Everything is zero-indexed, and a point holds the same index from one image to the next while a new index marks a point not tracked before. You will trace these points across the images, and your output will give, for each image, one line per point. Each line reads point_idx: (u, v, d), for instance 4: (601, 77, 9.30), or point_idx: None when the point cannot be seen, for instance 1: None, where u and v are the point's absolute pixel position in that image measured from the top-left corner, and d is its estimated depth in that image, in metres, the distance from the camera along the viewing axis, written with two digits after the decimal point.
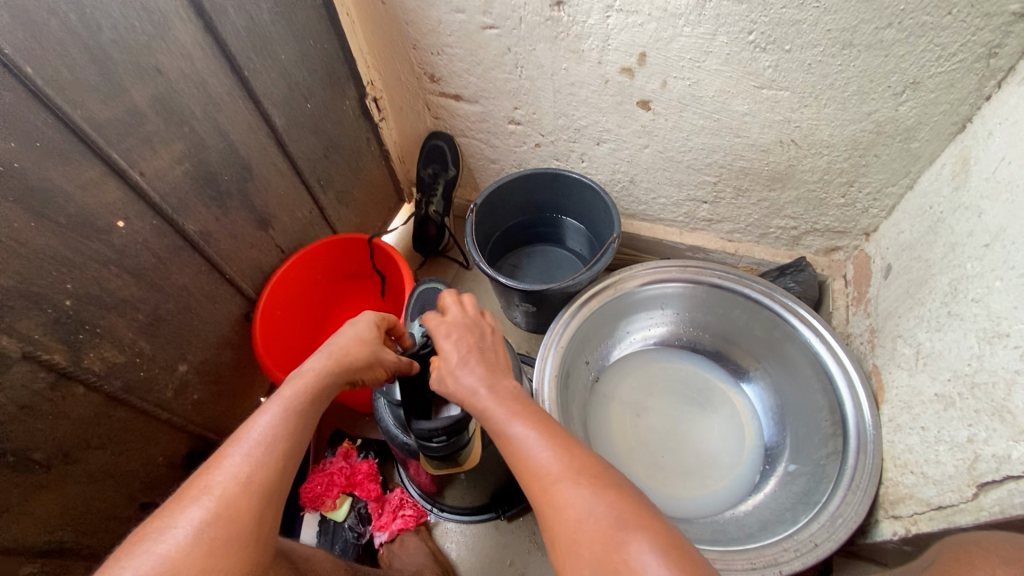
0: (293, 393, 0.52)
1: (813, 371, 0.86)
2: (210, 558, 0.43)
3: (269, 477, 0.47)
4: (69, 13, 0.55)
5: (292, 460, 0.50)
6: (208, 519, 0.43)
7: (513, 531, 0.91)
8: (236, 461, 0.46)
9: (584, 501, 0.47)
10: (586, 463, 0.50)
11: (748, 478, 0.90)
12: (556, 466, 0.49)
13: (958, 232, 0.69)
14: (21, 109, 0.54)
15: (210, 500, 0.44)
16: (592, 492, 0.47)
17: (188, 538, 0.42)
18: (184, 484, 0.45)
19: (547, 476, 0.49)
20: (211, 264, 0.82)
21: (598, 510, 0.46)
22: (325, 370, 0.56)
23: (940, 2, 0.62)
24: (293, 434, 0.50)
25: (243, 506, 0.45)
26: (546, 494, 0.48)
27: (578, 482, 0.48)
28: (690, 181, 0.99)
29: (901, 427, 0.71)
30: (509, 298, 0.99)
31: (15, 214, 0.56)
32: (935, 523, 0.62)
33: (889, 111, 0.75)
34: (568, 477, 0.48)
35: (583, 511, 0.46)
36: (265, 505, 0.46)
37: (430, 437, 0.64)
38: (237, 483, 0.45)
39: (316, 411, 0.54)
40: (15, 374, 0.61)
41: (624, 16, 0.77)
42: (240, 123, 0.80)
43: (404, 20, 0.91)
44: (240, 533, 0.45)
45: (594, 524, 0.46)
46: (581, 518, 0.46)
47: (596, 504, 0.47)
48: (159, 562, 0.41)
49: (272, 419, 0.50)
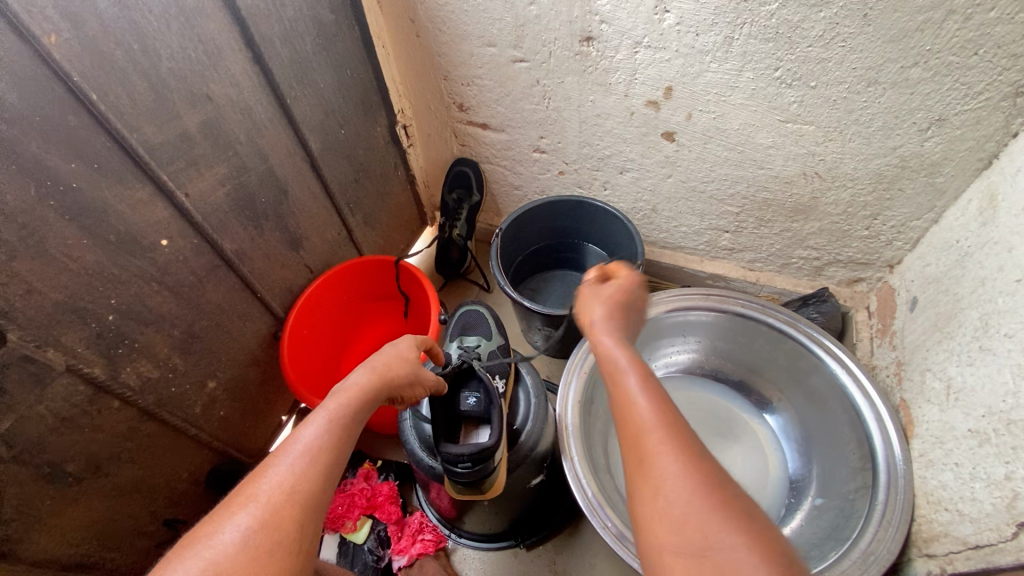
0: (339, 405, 0.54)
1: (839, 403, 0.85)
2: (255, 564, 0.41)
3: (313, 485, 0.47)
4: (132, 44, 0.59)
5: (334, 470, 0.49)
6: (253, 526, 0.43)
7: (532, 559, 0.90)
8: (283, 467, 0.47)
9: (680, 480, 0.37)
10: (694, 444, 0.40)
11: (773, 511, 0.88)
12: (657, 428, 0.40)
13: (987, 267, 0.69)
14: (84, 132, 0.57)
15: (255, 506, 0.44)
16: (691, 466, 0.38)
17: (234, 543, 0.42)
18: (232, 490, 0.46)
19: (641, 431, 0.41)
20: (244, 282, 0.84)
21: (697, 493, 0.36)
22: (369, 382, 0.57)
23: (967, 43, 0.64)
24: (335, 443, 0.51)
25: (286, 514, 0.44)
26: (634, 451, 0.41)
27: (680, 459, 0.38)
28: (712, 211, 1.00)
29: (934, 463, 0.70)
30: (531, 322, 1.00)
31: (69, 232, 0.58)
32: (972, 563, 0.60)
33: (914, 146, 0.76)
34: (667, 443, 0.39)
35: (674, 488, 0.37)
36: (311, 511, 0.46)
37: (454, 461, 0.65)
38: (282, 492, 0.45)
39: (360, 420, 0.55)
40: (57, 387, 0.62)
41: (652, 52, 0.80)
42: (280, 148, 0.83)
43: (437, 52, 0.95)
44: (284, 542, 0.44)
45: (685, 502, 0.36)
46: (669, 489, 0.37)
47: (696, 491, 0.36)
48: (205, 566, 0.40)
49: (317, 429, 0.51)
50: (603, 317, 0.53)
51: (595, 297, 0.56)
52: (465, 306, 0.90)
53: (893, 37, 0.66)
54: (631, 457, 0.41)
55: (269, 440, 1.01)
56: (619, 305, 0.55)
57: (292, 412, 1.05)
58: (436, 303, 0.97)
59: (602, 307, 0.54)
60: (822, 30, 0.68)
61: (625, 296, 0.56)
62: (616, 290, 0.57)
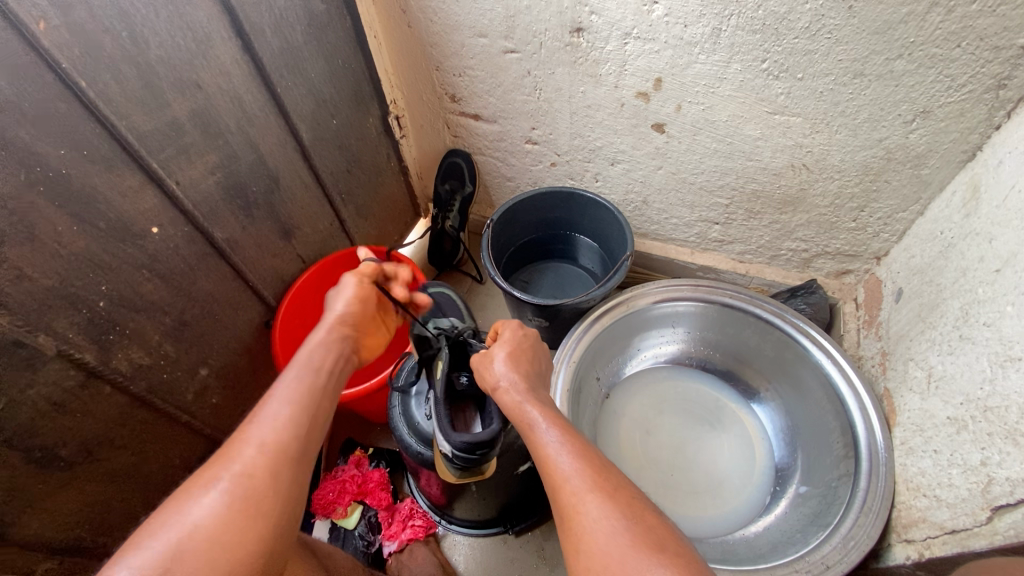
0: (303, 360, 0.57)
1: (824, 392, 0.86)
2: (234, 513, 0.45)
3: (292, 447, 0.50)
4: (121, 32, 0.59)
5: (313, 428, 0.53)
6: (242, 490, 0.46)
7: (521, 545, 0.91)
8: (263, 435, 0.49)
9: (606, 519, 0.46)
10: (612, 483, 0.49)
11: (758, 498, 0.89)
12: (579, 477, 0.50)
13: (968, 257, 0.70)
14: (73, 119, 0.58)
15: (234, 470, 0.47)
16: (612, 509, 0.47)
17: (217, 510, 0.45)
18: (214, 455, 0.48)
19: (565, 484, 0.49)
20: (236, 271, 0.85)
21: (620, 529, 0.46)
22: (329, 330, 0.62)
23: (950, 35, 0.64)
24: (309, 404, 0.53)
25: (262, 466, 0.48)
26: (564, 504, 0.49)
27: (602, 502, 0.48)
28: (702, 203, 1.01)
29: (914, 450, 0.71)
30: (522, 312, 1.00)
31: (58, 217, 0.59)
32: (949, 547, 0.61)
33: (900, 138, 0.77)
34: (591, 489, 0.48)
35: (602, 528, 0.46)
36: (289, 453, 0.49)
37: (466, 451, 0.63)
38: (257, 447, 0.48)
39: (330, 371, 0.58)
40: (48, 371, 0.63)
41: (642, 43, 0.81)
42: (271, 137, 0.83)
43: (428, 43, 0.95)
44: (263, 498, 0.47)
45: (611, 541, 0.45)
46: (596, 530, 0.46)
47: (619, 527, 0.46)
48: (192, 523, 0.44)
49: (291, 395, 0.53)
50: (507, 379, 0.61)
51: (489, 362, 0.63)
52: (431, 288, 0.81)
53: (879, 28, 0.67)
54: (562, 509, 0.49)
55: None
56: (518, 355, 0.65)
57: None
58: None
59: (502, 364, 0.62)
60: (808, 22, 0.69)
61: (517, 347, 0.65)
62: (509, 350, 0.64)
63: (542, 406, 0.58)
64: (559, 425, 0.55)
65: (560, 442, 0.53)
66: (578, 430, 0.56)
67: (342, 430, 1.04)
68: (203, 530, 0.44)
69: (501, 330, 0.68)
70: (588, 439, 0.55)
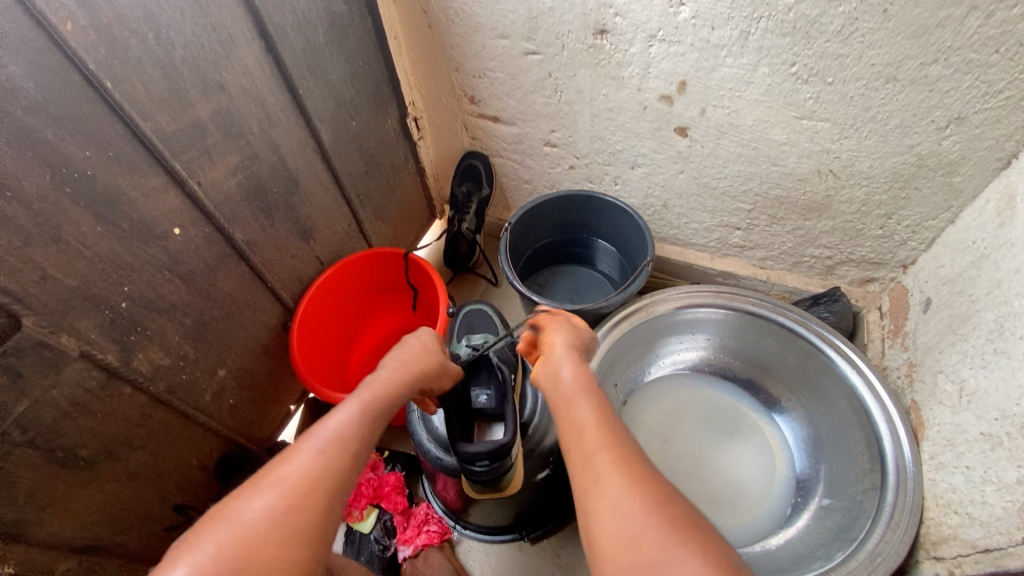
0: (371, 396, 0.55)
1: (849, 403, 0.84)
2: (277, 537, 0.43)
3: (338, 474, 0.48)
4: (147, 32, 0.59)
5: (360, 457, 0.50)
6: (279, 513, 0.44)
7: (537, 553, 0.90)
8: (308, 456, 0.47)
9: (631, 503, 0.40)
10: (643, 465, 0.43)
11: (779, 510, 0.88)
12: (608, 451, 0.44)
13: (1003, 268, 0.68)
14: (99, 119, 0.58)
15: (281, 488, 0.45)
16: (639, 492, 0.41)
17: (262, 521, 0.43)
18: (264, 469, 0.47)
19: (595, 455, 0.44)
20: (255, 272, 0.85)
21: (641, 512, 0.39)
22: (399, 370, 0.60)
23: (988, 40, 0.62)
24: (363, 436, 0.51)
25: (310, 493, 0.45)
26: (589, 476, 0.43)
27: (630, 483, 0.41)
28: (723, 208, 0.99)
29: (944, 466, 0.70)
30: (539, 317, 0.99)
31: (83, 218, 0.59)
32: (981, 566, 0.60)
33: (932, 145, 0.75)
34: (619, 465, 0.43)
35: (626, 513, 0.40)
36: (340, 481, 0.47)
37: (472, 461, 0.64)
38: (306, 472, 0.46)
39: (390, 411, 0.57)
40: (71, 371, 0.63)
41: (666, 46, 0.79)
42: (292, 139, 0.83)
43: (448, 44, 0.95)
44: (303, 525, 0.44)
45: (636, 526, 0.39)
46: (622, 513, 0.40)
47: (643, 513, 0.39)
48: (232, 536, 0.42)
49: (351, 415, 0.52)
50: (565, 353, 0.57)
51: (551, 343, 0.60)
52: (468, 307, 0.89)
53: (913, 33, 0.65)
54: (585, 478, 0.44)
55: (278, 429, 1.02)
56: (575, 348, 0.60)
57: (300, 402, 1.06)
58: (445, 296, 0.96)
59: (563, 338, 0.59)
60: (840, 25, 0.67)
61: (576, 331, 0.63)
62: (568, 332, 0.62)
63: (583, 380, 0.53)
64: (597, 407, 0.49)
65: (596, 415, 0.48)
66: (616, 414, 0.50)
67: None
68: (242, 548, 0.42)
69: (553, 322, 0.64)
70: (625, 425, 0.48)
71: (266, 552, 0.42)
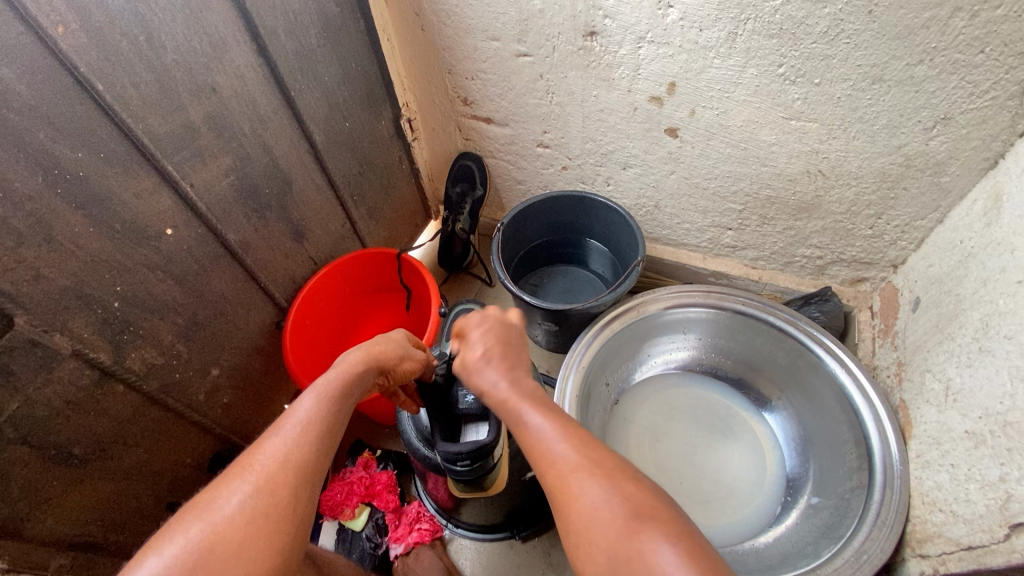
0: (329, 382, 0.55)
1: (838, 403, 0.85)
2: (250, 525, 0.44)
3: (308, 460, 0.49)
4: (139, 35, 0.60)
5: (328, 444, 0.51)
6: (251, 503, 0.44)
7: (527, 551, 0.91)
8: (274, 448, 0.48)
9: (604, 499, 0.44)
10: (609, 462, 0.47)
11: (769, 509, 0.88)
12: (573, 459, 0.46)
13: (989, 268, 0.68)
14: (91, 121, 0.58)
15: (251, 479, 0.45)
16: (611, 488, 0.44)
17: (236, 511, 0.44)
18: (233, 462, 0.47)
19: (558, 468, 0.46)
20: (248, 272, 0.86)
21: (613, 507, 0.43)
22: (358, 357, 0.58)
23: (972, 41, 0.63)
24: (329, 422, 0.52)
25: (280, 480, 0.46)
26: (557, 488, 0.46)
27: (600, 481, 0.45)
28: (714, 208, 1.00)
29: (930, 464, 0.70)
30: (531, 316, 1.00)
31: (75, 219, 0.60)
32: (964, 564, 0.60)
33: (919, 145, 0.75)
34: (585, 470, 0.46)
35: (601, 508, 0.44)
36: (309, 466, 0.48)
37: (453, 460, 0.65)
38: (276, 461, 0.47)
39: (350, 396, 0.56)
40: (64, 370, 0.63)
41: (656, 47, 0.80)
42: (285, 140, 0.84)
43: (441, 46, 0.95)
44: (278, 511, 0.45)
45: (612, 525, 0.43)
46: (598, 512, 0.44)
47: (618, 507, 0.43)
48: (207, 528, 0.43)
49: (313, 402, 0.52)
50: (495, 369, 0.53)
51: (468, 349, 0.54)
52: (459, 307, 0.91)
53: (898, 34, 0.65)
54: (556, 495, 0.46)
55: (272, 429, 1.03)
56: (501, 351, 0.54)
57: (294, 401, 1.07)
58: (437, 296, 0.97)
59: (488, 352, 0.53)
60: (827, 26, 0.68)
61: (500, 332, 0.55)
62: (494, 333, 0.55)
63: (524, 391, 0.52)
64: (553, 415, 0.50)
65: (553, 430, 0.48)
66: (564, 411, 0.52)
67: (352, 431, 1.05)
68: (217, 538, 0.43)
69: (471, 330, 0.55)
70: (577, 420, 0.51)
71: (240, 539, 0.43)
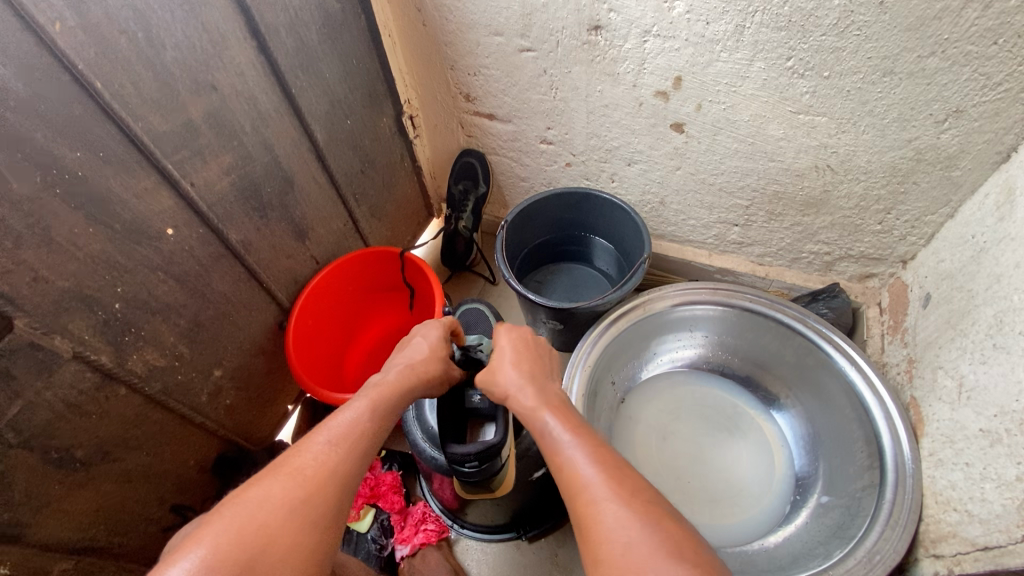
0: (379, 396, 0.56)
1: (848, 400, 0.84)
2: (294, 524, 0.44)
3: (350, 469, 0.49)
4: (137, 32, 0.59)
5: (368, 454, 0.52)
6: (297, 503, 0.45)
7: (535, 551, 0.90)
8: (320, 451, 0.49)
9: (625, 522, 0.44)
10: (630, 483, 0.47)
11: (778, 508, 0.87)
12: (600, 484, 0.47)
13: (1003, 263, 0.67)
14: (90, 120, 0.57)
15: (300, 479, 0.46)
16: (632, 511, 0.44)
17: (282, 510, 0.44)
18: (279, 459, 0.48)
19: (585, 491, 0.46)
20: (250, 273, 0.85)
21: (633, 528, 0.43)
22: (404, 376, 0.60)
23: (986, 32, 0.62)
24: (374, 435, 0.53)
25: (326, 484, 0.47)
26: (582, 508, 0.46)
27: (620, 501, 0.45)
28: (721, 204, 0.99)
29: (943, 462, 0.69)
30: (536, 315, 0.99)
31: (74, 220, 0.59)
32: (980, 564, 0.59)
33: (930, 139, 0.74)
34: (610, 496, 0.45)
35: (621, 531, 0.43)
36: (351, 476, 0.49)
37: (461, 461, 0.64)
38: (323, 463, 0.48)
39: (395, 412, 0.58)
40: (64, 373, 0.63)
41: (661, 41, 0.79)
42: (286, 138, 0.83)
43: (443, 41, 0.94)
44: (321, 513, 0.46)
45: (632, 544, 0.42)
46: (616, 533, 0.43)
47: (640, 529, 0.43)
48: (253, 522, 0.43)
49: (361, 412, 0.54)
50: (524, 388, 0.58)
51: (499, 365, 0.62)
52: (466, 305, 0.89)
53: (910, 25, 0.64)
54: (579, 509, 0.46)
55: (275, 429, 1.02)
56: (528, 364, 0.62)
57: (298, 401, 1.06)
58: (441, 295, 0.97)
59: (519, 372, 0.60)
60: (837, 18, 0.67)
61: (529, 351, 0.64)
62: (518, 348, 0.64)
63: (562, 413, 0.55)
64: (574, 426, 0.53)
65: (576, 446, 0.50)
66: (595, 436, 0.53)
67: None
68: (261, 534, 0.43)
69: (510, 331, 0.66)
70: (607, 444, 0.52)
71: (283, 538, 0.43)
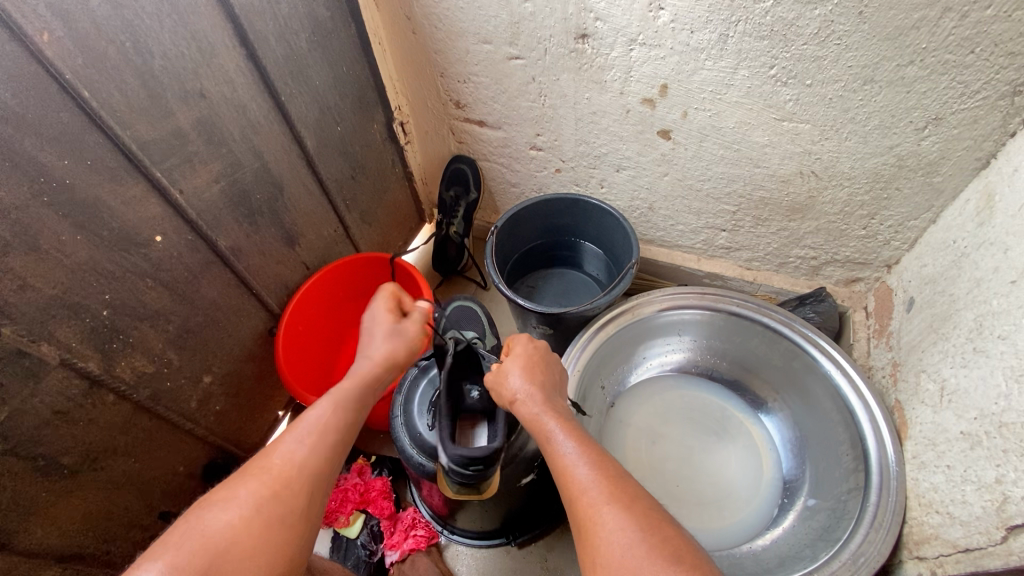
0: (346, 391, 0.58)
1: (833, 403, 0.85)
2: (261, 521, 0.45)
3: (317, 467, 0.50)
4: (125, 41, 0.59)
5: (337, 450, 0.53)
6: (263, 503, 0.46)
7: (524, 556, 0.90)
8: (288, 452, 0.50)
9: (623, 530, 0.45)
10: (627, 491, 0.48)
11: (766, 511, 0.88)
12: (597, 488, 0.48)
13: (982, 268, 0.68)
14: (77, 128, 0.58)
15: (267, 479, 0.47)
16: (628, 519, 0.45)
17: (247, 509, 0.45)
18: (248, 462, 0.49)
19: (582, 496, 0.48)
20: (240, 280, 0.85)
21: (631, 535, 0.44)
22: (371, 364, 0.62)
23: (963, 41, 0.63)
24: (342, 431, 0.55)
25: (293, 482, 0.48)
26: (580, 514, 0.47)
27: (618, 510, 0.46)
28: (708, 210, 1.00)
29: (926, 465, 0.70)
30: (526, 320, 0.99)
31: (61, 227, 0.59)
32: (962, 566, 0.60)
33: (911, 145, 0.75)
34: (608, 500, 0.47)
35: (619, 539, 0.44)
36: (318, 475, 0.50)
37: (465, 462, 0.62)
38: (291, 463, 0.49)
39: (363, 401, 0.60)
40: (51, 380, 0.63)
41: (648, 49, 0.80)
42: (275, 145, 0.83)
43: (432, 49, 0.95)
44: (287, 512, 0.47)
45: (627, 551, 0.43)
46: (614, 540, 0.44)
47: (636, 537, 0.44)
48: (219, 522, 0.44)
49: (330, 409, 0.55)
50: (529, 397, 0.59)
51: (505, 375, 0.62)
52: (456, 304, 0.90)
53: (888, 35, 0.65)
54: (579, 516, 0.47)
55: (265, 435, 1.02)
56: (535, 369, 0.63)
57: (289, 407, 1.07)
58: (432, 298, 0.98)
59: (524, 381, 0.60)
60: (818, 28, 0.68)
61: (533, 359, 0.64)
62: (524, 357, 0.64)
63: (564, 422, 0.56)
64: (576, 435, 0.54)
65: (578, 452, 0.51)
66: (596, 442, 0.54)
67: None
68: (227, 533, 0.44)
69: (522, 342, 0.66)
70: (605, 449, 0.53)
71: (249, 536, 0.44)
